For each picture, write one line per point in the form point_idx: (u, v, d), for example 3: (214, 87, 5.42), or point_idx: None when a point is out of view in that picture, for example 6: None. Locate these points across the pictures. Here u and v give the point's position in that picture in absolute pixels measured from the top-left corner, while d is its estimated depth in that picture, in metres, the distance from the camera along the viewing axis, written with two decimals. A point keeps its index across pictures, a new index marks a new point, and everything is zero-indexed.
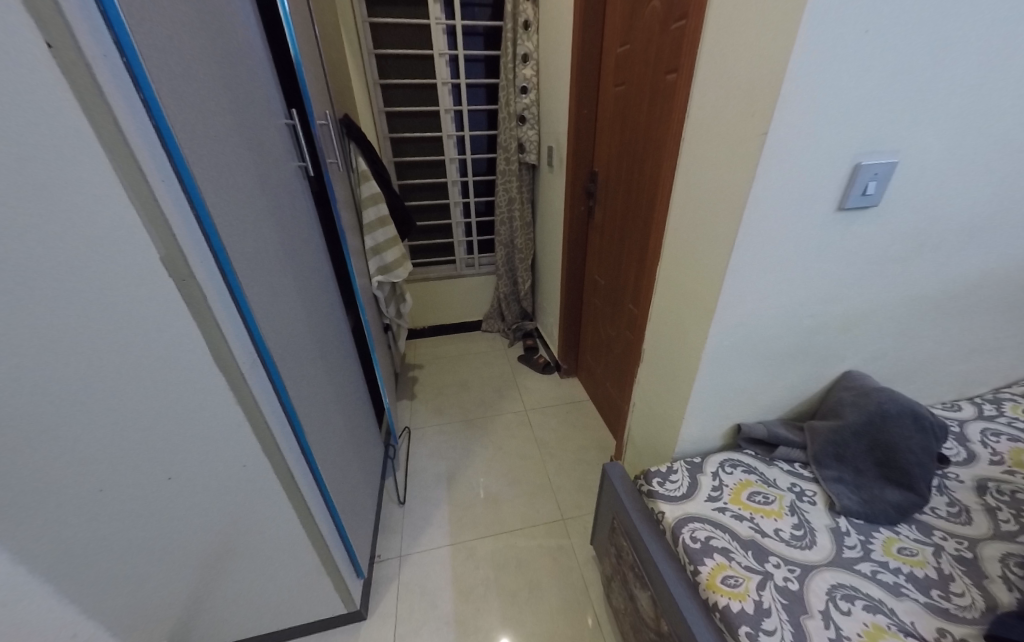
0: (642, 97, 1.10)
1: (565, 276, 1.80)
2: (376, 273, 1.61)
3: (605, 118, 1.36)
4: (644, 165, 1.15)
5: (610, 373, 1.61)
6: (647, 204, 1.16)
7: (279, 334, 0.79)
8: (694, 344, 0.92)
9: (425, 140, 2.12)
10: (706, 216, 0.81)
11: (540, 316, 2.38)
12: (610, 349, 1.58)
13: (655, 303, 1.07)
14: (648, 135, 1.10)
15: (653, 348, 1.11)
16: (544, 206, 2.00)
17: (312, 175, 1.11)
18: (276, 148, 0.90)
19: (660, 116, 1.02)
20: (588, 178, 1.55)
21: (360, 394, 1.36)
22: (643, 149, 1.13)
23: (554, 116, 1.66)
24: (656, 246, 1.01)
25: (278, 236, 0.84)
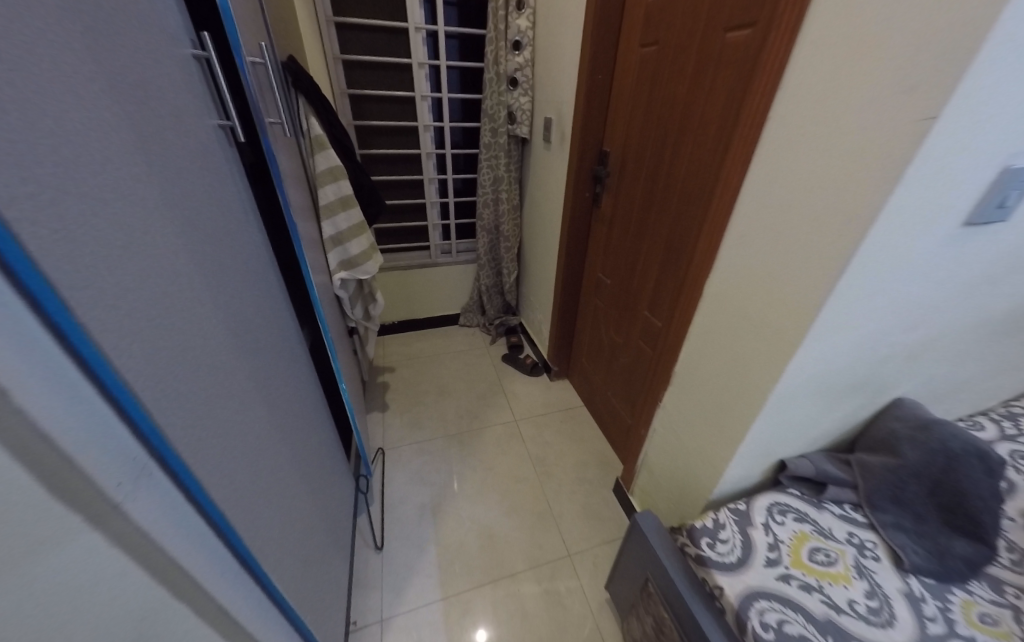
0: (687, 61, 0.90)
1: (563, 270, 1.60)
2: (339, 269, 1.30)
3: (629, 88, 1.15)
4: (682, 150, 0.95)
5: (618, 384, 1.47)
6: (686, 201, 0.97)
7: (193, 393, 0.52)
8: (751, 378, 0.75)
9: (393, 100, 1.75)
10: (793, 224, 0.62)
11: (525, 310, 2.18)
12: (621, 359, 1.43)
13: (694, 318, 0.89)
14: (695, 114, 0.89)
15: (686, 370, 0.94)
16: (535, 187, 1.76)
17: (243, 139, 0.79)
18: (181, 101, 0.59)
19: (718, 93, 0.82)
20: (597, 159, 1.35)
21: (324, 428, 1.10)
22: (685, 131, 0.93)
23: (556, 79, 1.39)
24: (700, 259, 0.83)
25: (186, 238, 0.56)
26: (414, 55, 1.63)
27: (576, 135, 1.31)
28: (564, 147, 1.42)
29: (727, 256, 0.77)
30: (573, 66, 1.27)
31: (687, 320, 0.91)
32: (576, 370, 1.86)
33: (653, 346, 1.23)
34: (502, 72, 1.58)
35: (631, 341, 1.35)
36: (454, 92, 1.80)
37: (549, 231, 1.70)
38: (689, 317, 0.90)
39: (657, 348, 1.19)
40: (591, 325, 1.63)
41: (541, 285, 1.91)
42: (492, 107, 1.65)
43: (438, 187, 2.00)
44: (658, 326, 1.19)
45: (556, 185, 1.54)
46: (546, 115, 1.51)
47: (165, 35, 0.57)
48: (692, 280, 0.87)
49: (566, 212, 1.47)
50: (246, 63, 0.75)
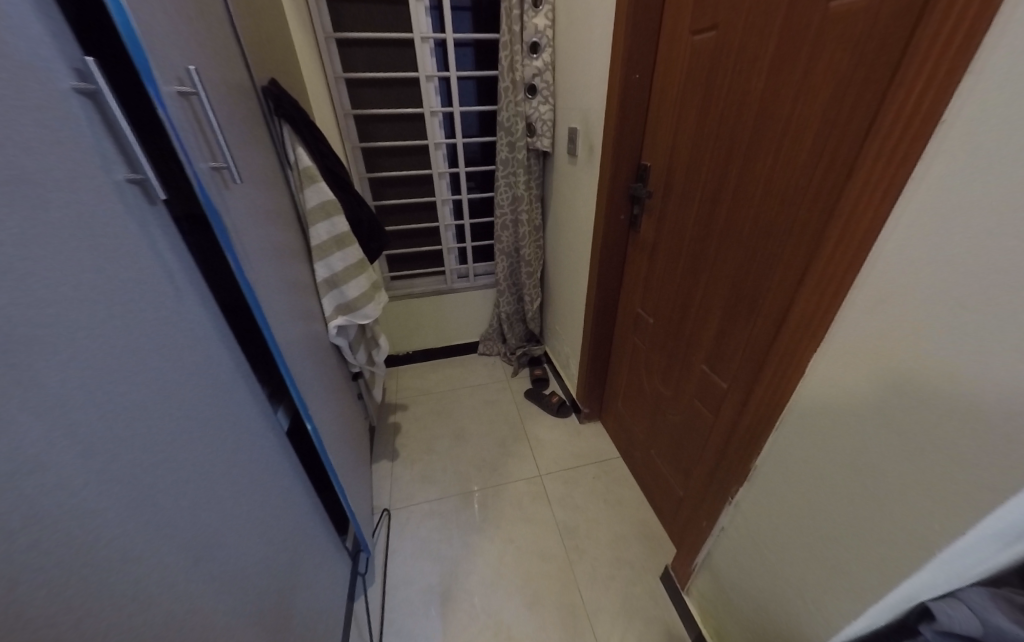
0: (778, 48, 0.68)
1: (594, 304, 1.37)
2: (336, 314, 1.11)
3: (678, 88, 0.91)
4: (774, 168, 0.72)
5: (668, 443, 1.21)
6: (773, 232, 0.74)
7: (75, 581, 0.35)
8: (907, 506, 0.50)
9: (400, 117, 1.57)
10: (1022, 290, 0.38)
11: (550, 340, 1.95)
12: (670, 414, 1.17)
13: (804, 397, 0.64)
14: (794, 118, 0.67)
15: (785, 464, 0.69)
16: (559, 207, 1.54)
17: (172, 199, 0.52)
18: (107, 146, 0.42)
19: (835, 90, 0.59)
20: (633, 176, 1.12)
21: (320, 523, 0.90)
22: (777, 141, 0.71)
23: (582, 83, 1.18)
24: (817, 322, 0.60)
25: (90, 343, 0.38)
26: (422, 66, 1.45)
27: (607, 149, 1.08)
28: (594, 163, 1.19)
29: (861, 322, 0.54)
30: (603, 65, 1.05)
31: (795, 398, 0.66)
32: (611, 414, 1.60)
33: (714, 409, 0.97)
34: (519, 79, 1.37)
35: (683, 396, 1.10)
36: (467, 104, 1.61)
37: (577, 257, 1.47)
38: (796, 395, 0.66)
39: (722, 412, 0.93)
40: (629, 368, 1.39)
41: (569, 316, 1.67)
42: (507, 118, 1.45)
43: (452, 207, 1.81)
44: (721, 385, 0.93)
45: (585, 206, 1.32)
46: (571, 126, 1.29)
47: (81, 53, 0.40)
48: (800, 348, 0.64)
49: (596, 240, 1.24)
50: (163, 89, 0.48)
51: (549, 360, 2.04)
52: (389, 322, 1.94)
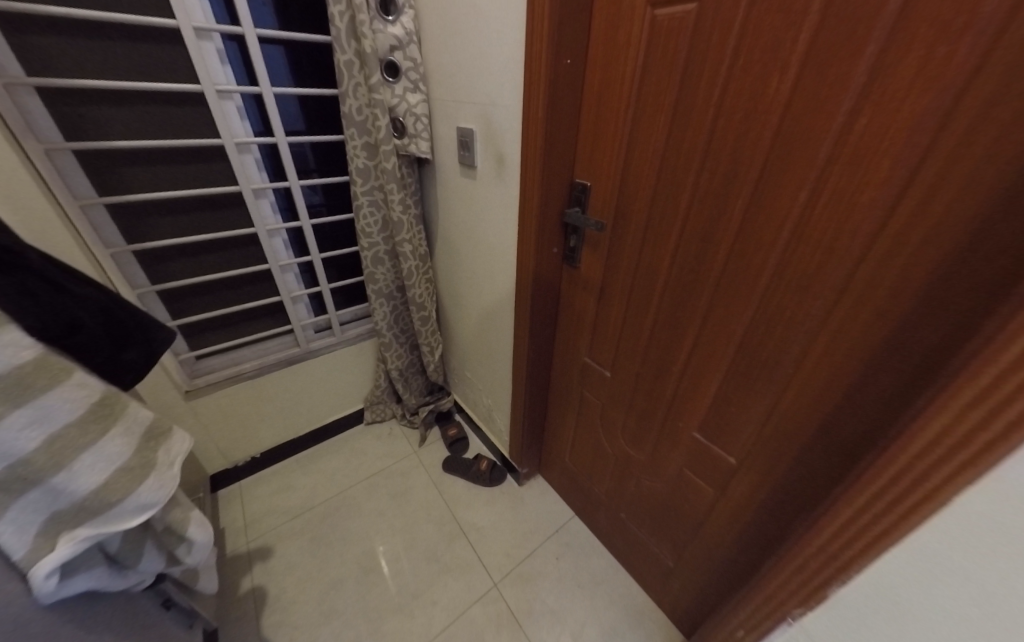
0: (818, 34, 0.44)
1: (525, 358, 1.05)
2: (54, 540, 0.51)
3: (632, 83, 0.65)
4: (818, 200, 0.49)
5: (643, 513, 0.99)
6: (811, 298, 0.53)
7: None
8: None
9: (161, 99, 0.93)
10: None
11: (459, 388, 1.57)
12: (646, 485, 0.94)
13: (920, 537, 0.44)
14: (846, 145, 0.45)
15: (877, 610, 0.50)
16: (451, 230, 1.18)
17: None
18: None
19: (949, 92, 0.38)
20: (570, 200, 0.84)
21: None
22: (813, 174, 0.48)
23: (477, 63, 0.83)
24: (971, 452, 0.38)
25: None
26: (180, 12, 0.86)
27: (532, 164, 0.77)
28: (511, 178, 0.87)
29: None
30: (516, 44, 0.73)
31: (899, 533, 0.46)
32: (555, 469, 1.34)
33: (718, 490, 0.76)
34: (370, 53, 0.91)
35: (664, 469, 0.87)
36: (279, 84, 1.06)
37: (492, 297, 1.12)
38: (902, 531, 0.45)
39: (733, 496, 0.73)
40: (576, 425, 1.12)
41: (484, 364, 1.33)
42: (359, 109, 1.00)
43: (288, 239, 1.23)
44: (730, 464, 0.72)
45: (498, 233, 0.98)
46: (466, 126, 0.93)
47: None
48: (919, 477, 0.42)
49: (525, 282, 0.92)
50: None
51: (460, 411, 1.67)
52: (212, 422, 1.26)
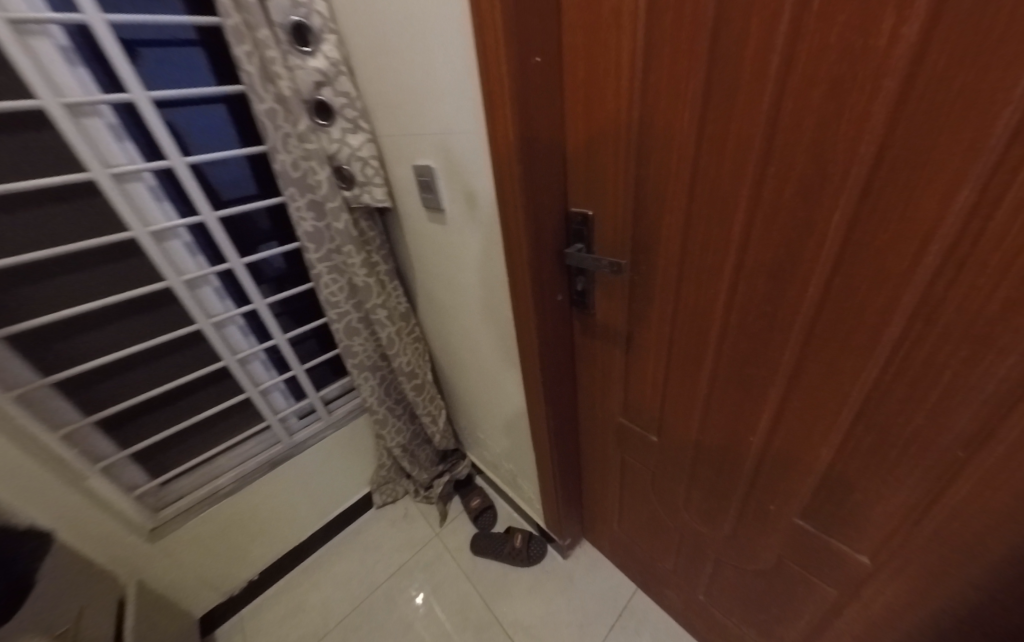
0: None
1: (547, 423, 0.83)
2: None
3: (635, 73, 0.47)
4: (991, 197, 0.30)
5: (735, 608, 0.72)
6: (992, 348, 0.33)
7: None
8: None
9: (46, 195, 0.73)
10: None
11: (475, 450, 1.33)
12: (735, 574, 0.68)
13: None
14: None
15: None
16: (431, 282, 0.98)
17: None
18: None
19: None
20: (570, 228, 0.64)
21: None
22: (982, 160, 0.30)
23: (425, 82, 0.64)
24: None
25: None
26: (43, 88, 0.64)
27: (513, 196, 0.59)
28: (487, 216, 0.68)
29: None
30: (464, 45, 0.54)
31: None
32: (603, 538, 1.07)
33: (853, 592, 0.52)
34: (290, 95, 0.73)
35: (756, 556, 0.62)
36: (218, 146, 0.85)
37: (493, 354, 0.91)
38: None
39: (891, 615, 0.49)
40: (625, 496, 0.86)
41: (497, 428, 1.09)
42: (295, 162, 0.78)
43: (245, 326, 1.01)
44: (871, 564, 0.48)
45: (484, 280, 0.79)
46: (427, 163, 0.74)
47: None
48: None
49: (536, 335, 0.71)
50: None
51: (480, 473, 1.42)
52: (190, 557, 1.02)
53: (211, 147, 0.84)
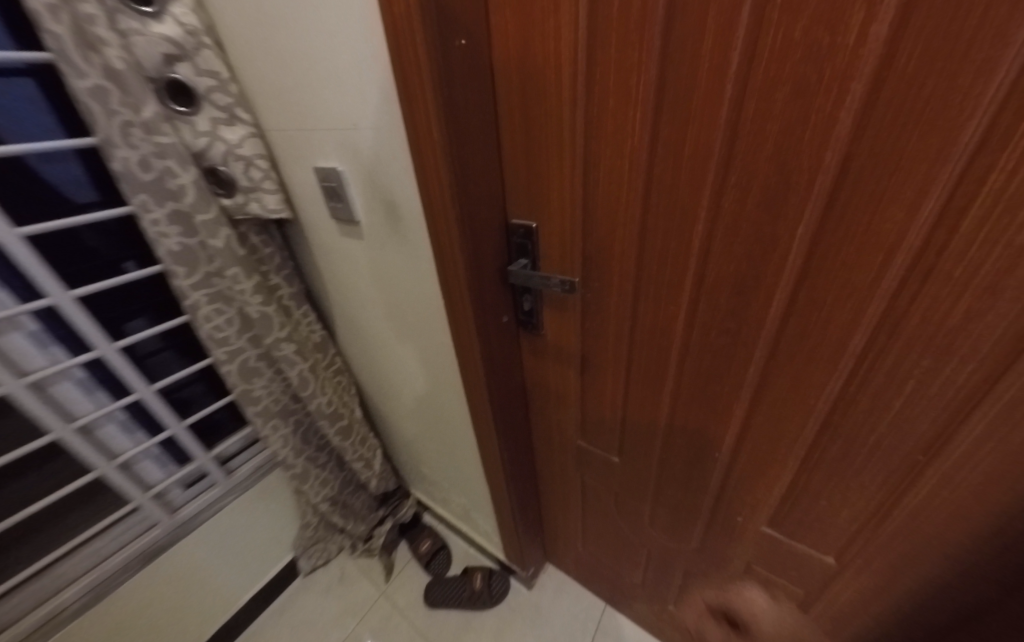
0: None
1: (501, 454, 0.77)
2: None
3: (579, 65, 0.42)
4: (953, 215, 0.30)
5: None
6: (949, 362, 0.33)
7: None
8: None
9: None
10: None
11: (419, 485, 1.21)
12: (704, 580, 0.70)
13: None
14: (1014, 109, 0.25)
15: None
16: (351, 306, 0.85)
17: None
18: None
19: None
20: (511, 242, 0.58)
21: None
22: (944, 173, 0.29)
23: (323, 65, 0.51)
24: None
25: None
26: None
27: (446, 208, 0.50)
28: (412, 230, 0.58)
29: None
30: (371, 22, 0.44)
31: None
32: (567, 558, 1.04)
33: (815, 588, 0.54)
34: (125, 70, 0.54)
35: (725, 564, 0.63)
36: (38, 135, 0.61)
37: (433, 384, 0.81)
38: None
39: (852, 609, 0.51)
40: (589, 515, 0.84)
41: (442, 463, 0.99)
42: (144, 160, 0.59)
43: (86, 380, 0.75)
44: (836, 564, 0.49)
45: (412, 302, 0.69)
46: (335, 166, 0.60)
47: None
48: None
49: (484, 368, 0.65)
50: None
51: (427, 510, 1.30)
52: None
53: (33, 136, 0.61)
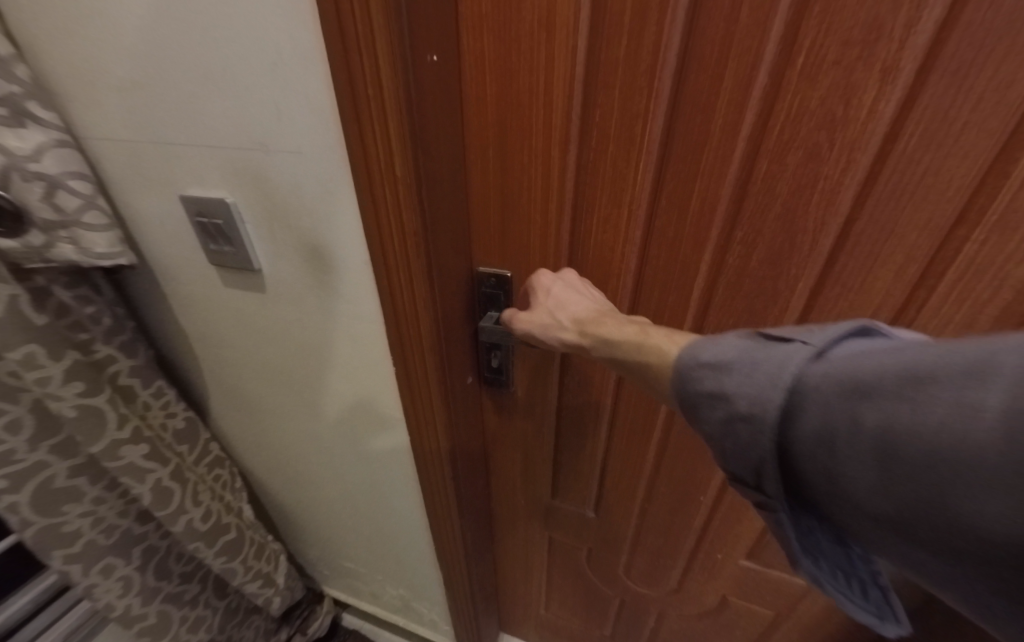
0: (948, 22, 0.26)
1: (463, 531, 0.67)
2: None
3: (573, 109, 0.37)
4: (928, 282, 0.34)
5: (675, 632, 0.78)
6: None
7: None
8: None
9: None
10: None
11: (340, 578, 1.01)
12: (677, 616, 0.74)
13: (873, 358, 0.19)
14: (983, 199, 0.30)
15: (739, 339, 0.25)
16: (245, 373, 0.65)
17: None
18: None
19: None
20: (479, 293, 0.50)
21: None
22: (925, 244, 0.33)
23: (208, 55, 0.35)
24: None
25: None
26: None
27: (413, 263, 0.40)
28: (354, 283, 0.46)
29: None
30: (300, 17, 0.31)
31: (807, 366, 0.20)
32: (525, 623, 0.97)
33: (782, 609, 0.62)
34: None
35: (701, 599, 0.68)
36: None
37: (375, 463, 0.68)
38: (801, 386, 0.20)
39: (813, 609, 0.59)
40: (554, 570, 0.81)
41: (381, 547, 0.85)
42: None
43: None
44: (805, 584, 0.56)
45: (347, 370, 0.56)
46: (224, 197, 0.44)
47: None
48: None
49: (451, 443, 0.56)
50: None
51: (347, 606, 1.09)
52: None
53: None
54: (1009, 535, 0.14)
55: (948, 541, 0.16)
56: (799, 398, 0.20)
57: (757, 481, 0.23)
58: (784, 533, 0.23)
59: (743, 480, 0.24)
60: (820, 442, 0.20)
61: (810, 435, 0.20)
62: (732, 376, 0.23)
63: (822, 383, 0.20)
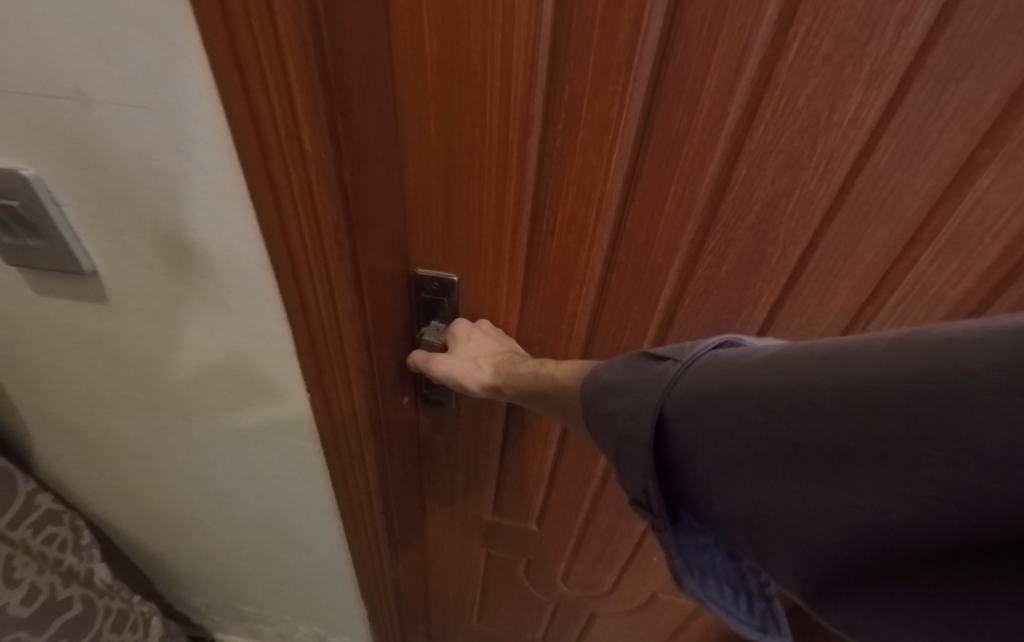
0: (937, 28, 0.24)
1: (391, 563, 0.60)
2: None
3: (537, 82, 0.30)
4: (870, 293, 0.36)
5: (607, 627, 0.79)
6: None
7: None
8: None
9: None
10: None
11: (237, 624, 0.86)
12: (609, 613, 0.75)
13: (718, 364, 0.22)
14: (933, 218, 0.31)
15: (628, 360, 0.28)
16: (90, 403, 0.48)
17: None
18: None
19: None
20: (421, 297, 0.43)
21: None
22: (879, 255, 0.33)
23: None
24: None
25: None
26: None
27: (334, 270, 0.30)
28: (246, 292, 0.34)
29: None
30: None
31: (676, 381, 0.24)
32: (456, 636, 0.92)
33: None
34: None
35: (633, 596, 0.70)
36: None
37: (284, 501, 0.57)
38: (671, 402, 0.23)
39: None
40: (489, 584, 0.78)
41: (291, 588, 0.74)
42: None
43: None
44: None
45: (239, 396, 0.44)
46: (20, 167, 0.29)
47: None
48: None
49: (382, 473, 0.48)
50: None
51: None
52: None
53: None
54: (808, 502, 0.18)
55: (776, 519, 0.19)
56: (667, 414, 0.23)
57: (646, 499, 0.25)
58: (669, 551, 0.25)
59: (639, 500, 0.25)
60: (683, 439, 0.22)
61: (679, 441, 0.23)
62: (622, 396, 0.26)
63: (682, 388, 0.23)
